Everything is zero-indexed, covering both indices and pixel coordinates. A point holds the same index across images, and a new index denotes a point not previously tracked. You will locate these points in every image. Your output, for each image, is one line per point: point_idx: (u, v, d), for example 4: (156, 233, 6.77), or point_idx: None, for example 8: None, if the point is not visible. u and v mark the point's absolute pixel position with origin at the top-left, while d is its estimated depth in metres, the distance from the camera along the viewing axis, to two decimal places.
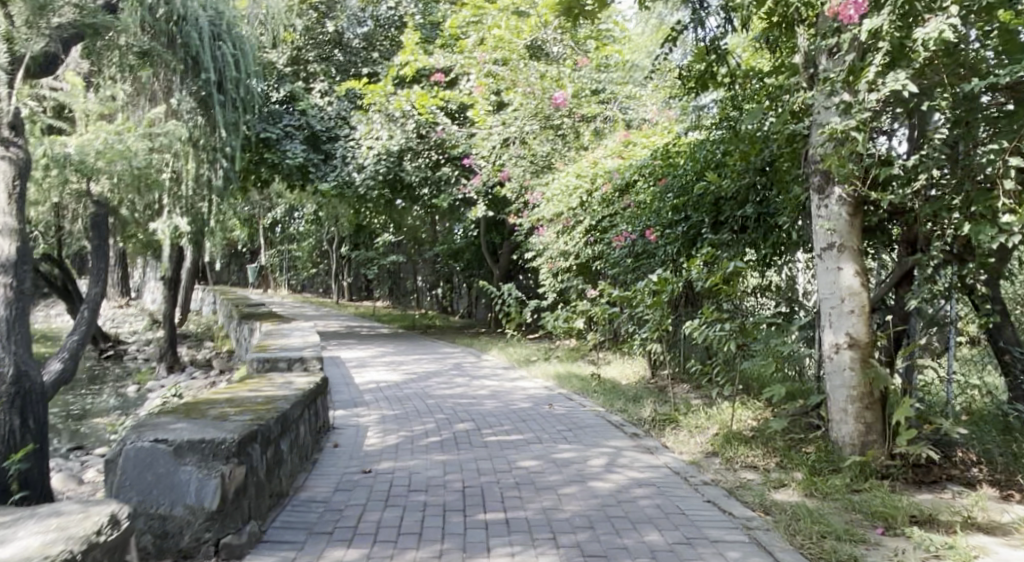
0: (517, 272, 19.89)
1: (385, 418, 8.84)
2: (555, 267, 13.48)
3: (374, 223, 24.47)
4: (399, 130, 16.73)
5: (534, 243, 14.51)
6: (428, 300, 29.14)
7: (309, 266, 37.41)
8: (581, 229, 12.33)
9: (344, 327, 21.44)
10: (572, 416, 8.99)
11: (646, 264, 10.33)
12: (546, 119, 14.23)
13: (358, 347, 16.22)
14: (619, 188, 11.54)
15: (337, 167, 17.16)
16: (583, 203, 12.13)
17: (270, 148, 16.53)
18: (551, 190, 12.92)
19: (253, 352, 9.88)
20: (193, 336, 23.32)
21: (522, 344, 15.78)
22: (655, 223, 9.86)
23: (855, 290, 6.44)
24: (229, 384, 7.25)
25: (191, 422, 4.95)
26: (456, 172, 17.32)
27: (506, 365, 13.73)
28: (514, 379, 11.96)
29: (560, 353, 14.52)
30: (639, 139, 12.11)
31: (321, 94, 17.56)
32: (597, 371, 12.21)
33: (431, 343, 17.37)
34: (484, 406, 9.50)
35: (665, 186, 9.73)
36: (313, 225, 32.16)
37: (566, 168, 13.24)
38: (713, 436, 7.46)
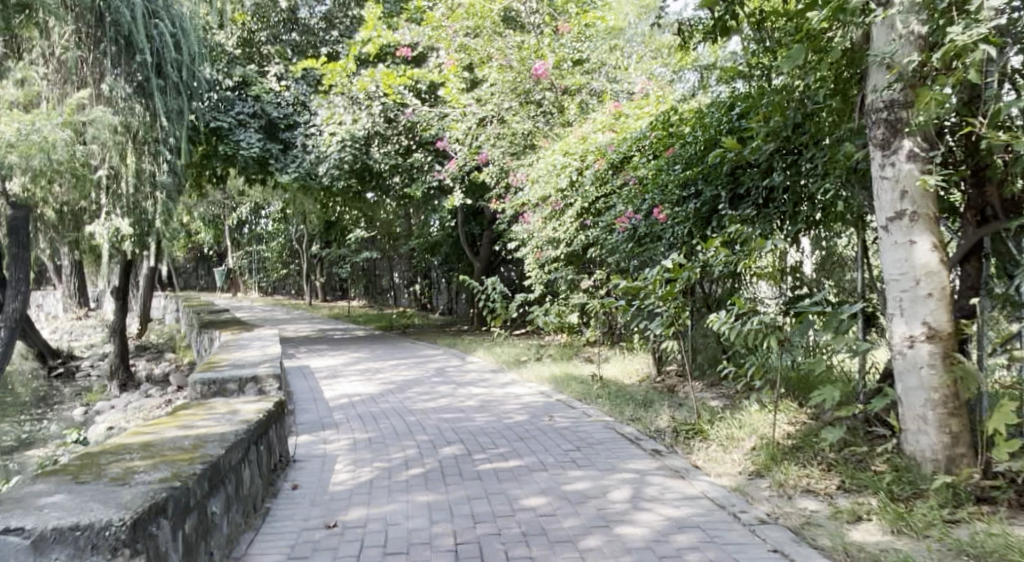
0: (499, 264, 18.58)
1: (357, 443, 7.48)
2: (542, 256, 12.47)
3: (344, 218, 22.97)
4: (365, 114, 15.26)
5: (517, 231, 13.38)
6: (406, 297, 27.75)
7: (279, 267, 35.79)
8: (572, 213, 11.11)
9: (315, 332, 20.00)
10: (577, 430, 7.68)
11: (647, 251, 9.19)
12: (525, 96, 13.05)
13: (328, 354, 14.82)
14: (613, 167, 10.30)
15: (299, 157, 15.94)
16: (573, 182, 10.94)
17: (224, 139, 15.29)
18: (536, 172, 11.55)
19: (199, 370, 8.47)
20: (153, 348, 21.80)
21: (509, 343, 14.45)
22: (659, 198, 8.53)
23: (933, 269, 5.12)
24: (152, 420, 5.85)
25: (71, 493, 3.58)
26: (429, 159, 16.06)
27: (493, 367, 12.38)
28: (503, 385, 10.61)
29: (552, 351, 13.22)
30: (632, 111, 10.71)
31: (276, 78, 16.26)
32: (596, 371, 10.92)
33: (409, 345, 15.98)
34: (473, 423, 8.11)
35: (673, 155, 8.34)
36: (281, 224, 30.58)
37: (551, 145, 11.83)
38: (754, 452, 6.15)
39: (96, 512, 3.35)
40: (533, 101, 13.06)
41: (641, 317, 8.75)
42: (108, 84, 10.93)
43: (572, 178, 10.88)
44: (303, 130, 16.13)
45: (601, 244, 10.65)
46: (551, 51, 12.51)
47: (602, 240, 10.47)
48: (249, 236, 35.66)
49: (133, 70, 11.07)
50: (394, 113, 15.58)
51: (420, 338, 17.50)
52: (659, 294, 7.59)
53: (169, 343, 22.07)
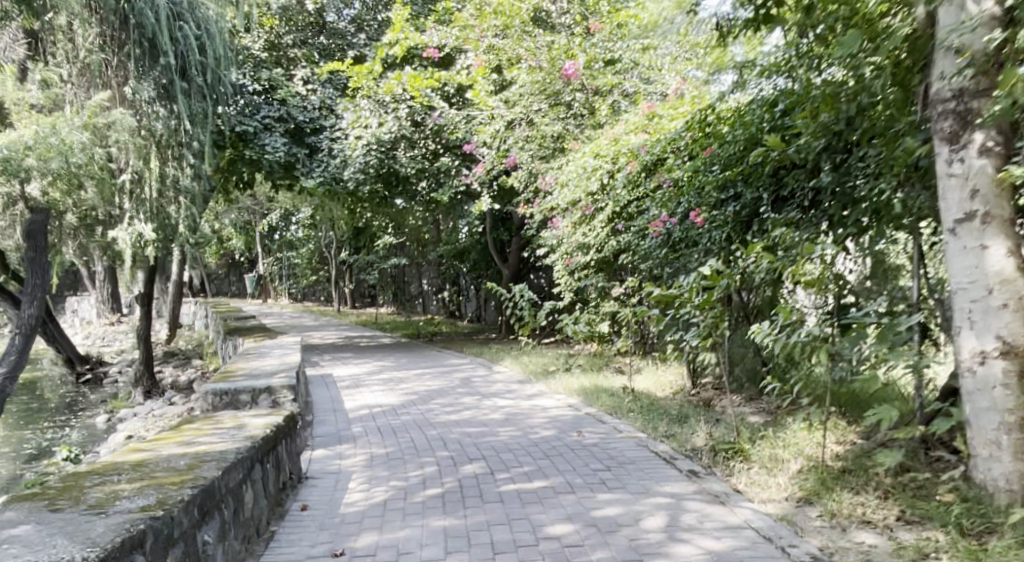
0: (528, 271, 18.16)
1: (374, 459, 7.09)
2: (572, 263, 12.06)
3: (372, 223, 22.67)
4: (391, 117, 15.03)
5: (546, 236, 12.97)
6: (434, 304, 27.41)
7: (308, 273, 35.62)
8: (603, 217, 10.66)
9: (342, 339, 19.71)
10: (607, 446, 7.24)
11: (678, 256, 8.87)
12: (555, 97, 12.63)
13: (352, 362, 14.49)
14: (647, 168, 9.83)
15: (324, 160, 15.62)
16: (604, 186, 10.50)
17: (249, 144, 15.04)
18: (566, 174, 11.18)
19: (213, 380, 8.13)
20: (180, 355, 21.64)
21: (538, 353, 14.01)
22: (694, 200, 8.12)
23: (1008, 277, 4.61)
24: (154, 435, 5.51)
25: (38, 525, 3.24)
26: (456, 162, 15.76)
27: (521, 378, 11.94)
28: (530, 397, 10.18)
29: (582, 361, 12.76)
30: (666, 112, 10.22)
31: (303, 82, 16.00)
32: (628, 383, 10.44)
33: (435, 354, 15.60)
34: (496, 438, 7.68)
35: (711, 155, 7.82)
36: (310, 230, 30.40)
37: (581, 148, 11.36)
38: (800, 475, 5.66)
39: (56, 549, 3.00)
40: (562, 101, 12.67)
41: (676, 327, 8.28)
42: (131, 87, 10.53)
43: (603, 180, 10.46)
44: (329, 134, 15.81)
45: (634, 250, 10.18)
46: (582, 50, 12.00)
47: (634, 246, 10.00)
48: (279, 241, 35.54)
49: (156, 73, 10.70)
50: (422, 117, 15.30)
51: (447, 346, 17.12)
52: (696, 303, 7.11)
53: (196, 349, 21.89)
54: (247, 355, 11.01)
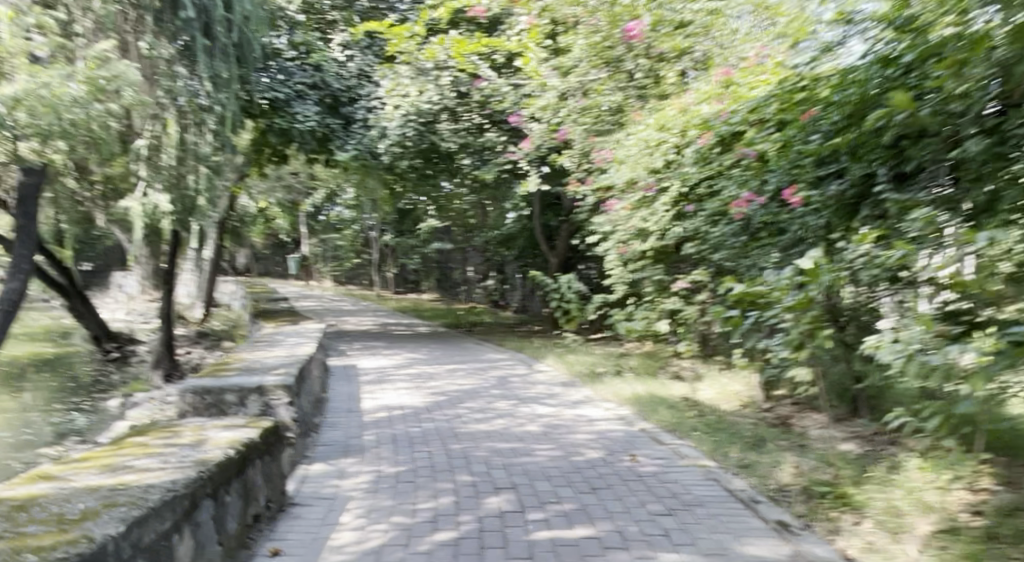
0: (578, 260, 16.79)
1: (380, 481, 5.80)
2: (627, 252, 10.74)
3: (415, 204, 21.35)
4: (432, 85, 13.77)
5: (599, 221, 11.64)
6: (478, 292, 26.11)
7: (351, 256, 34.52)
8: (667, 199, 9.22)
9: (378, 326, 18.52)
10: (668, 478, 5.85)
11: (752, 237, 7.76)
12: (615, 61, 11.21)
13: (381, 353, 13.26)
14: (723, 140, 8.38)
15: (359, 133, 14.50)
16: (670, 162, 9.15)
17: (279, 112, 13.93)
18: (624, 149, 9.79)
19: (201, 372, 6.90)
20: (211, 335, 20.73)
21: (585, 351, 12.60)
22: (789, 173, 6.72)
23: None
24: (87, 452, 4.27)
25: None
26: (502, 139, 14.22)
27: (565, 380, 10.56)
28: (575, 405, 8.77)
29: (633, 363, 11.37)
30: (746, 79, 8.76)
31: (340, 47, 15.02)
32: (689, 393, 9.01)
33: (474, 346, 14.30)
34: (532, 459, 6.31)
35: (812, 117, 6.43)
36: (354, 211, 29.24)
37: (644, 118, 9.93)
38: (934, 545, 4.25)
39: None
40: (624, 70, 11.17)
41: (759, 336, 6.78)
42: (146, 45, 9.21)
43: (669, 157, 9.15)
44: (365, 104, 14.72)
45: (701, 237, 8.75)
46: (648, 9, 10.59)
47: (701, 235, 8.70)
48: (324, 223, 34.44)
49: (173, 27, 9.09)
50: (467, 87, 13.96)
51: (486, 338, 15.80)
52: (788, 305, 5.64)
53: (228, 330, 20.85)
54: (257, 342, 9.77)
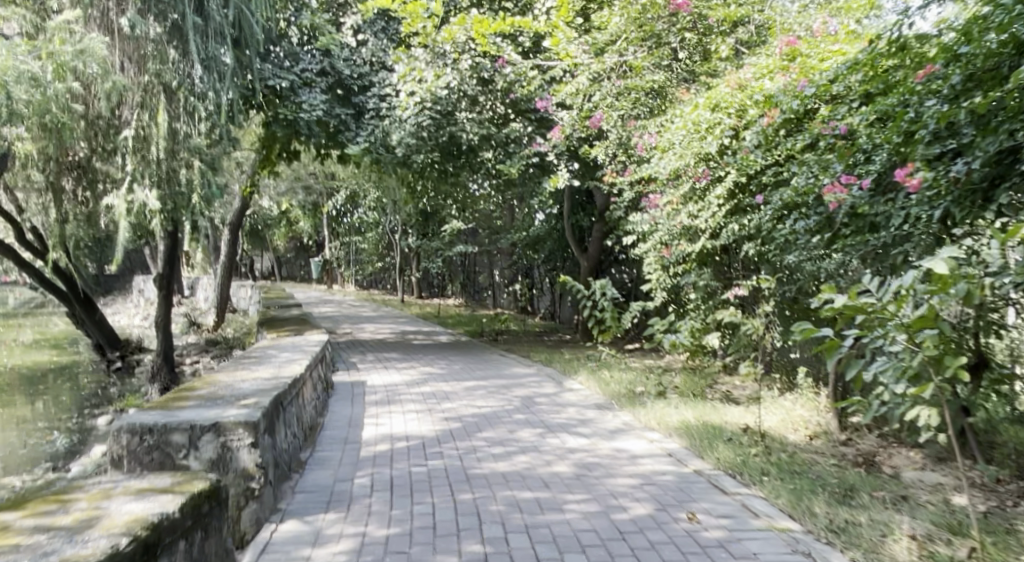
0: (611, 265, 15.44)
1: (364, 551, 4.46)
2: (671, 254, 9.36)
3: (438, 203, 20.12)
4: (450, 69, 12.41)
5: (636, 220, 10.30)
6: (505, 297, 24.83)
7: (373, 260, 33.35)
8: (721, 191, 7.79)
9: (395, 334, 17.25)
10: (744, 550, 4.46)
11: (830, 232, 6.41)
12: (654, 39, 9.83)
13: (393, 366, 11.96)
14: (795, 118, 6.94)
15: (371, 124, 13.53)
16: (728, 149, 7.79)
17: (284, 101, 12.98)
18: (670, 134, 8.34)
19: (151, 403, 5.54)
20: (221, 342, 19.58)
21: (622, 366, 11.19)
22: (896, 152, 5.37)
23: None
24: None
25: None
26: (528, 129, 13.10)
27: (600, 401, 9.20)
28: (614, 436, 7.38)
29: (677, 380, 9.99)
30: (815, 50, 7.37)
31: (352, 31, 13.96)
32: (748, 421, 7.62)
33: (498, 359, 12.96)
34: (562, 518, 4.94)
35: (929, 77, 5.15)
36: (376, 213, 28.02)
37: (692, 98, 8.49)
38: None
39: None
40: (665, 45, 9.83)
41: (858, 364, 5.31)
42: None
43: (726, 142, 7.77)
44: (377, 91, 13.66)
45: (766, 236, 7.32)
46: None
47: (763, 234, 7.37)
48: (346, 225, 33.21)
49: None
50: (489, 72, 12.65)
51: (511, 349, 14.43)
52: (905, 323, 4.21)
53: (240, 337, 19.67)
54: (246, 356, 8.49)
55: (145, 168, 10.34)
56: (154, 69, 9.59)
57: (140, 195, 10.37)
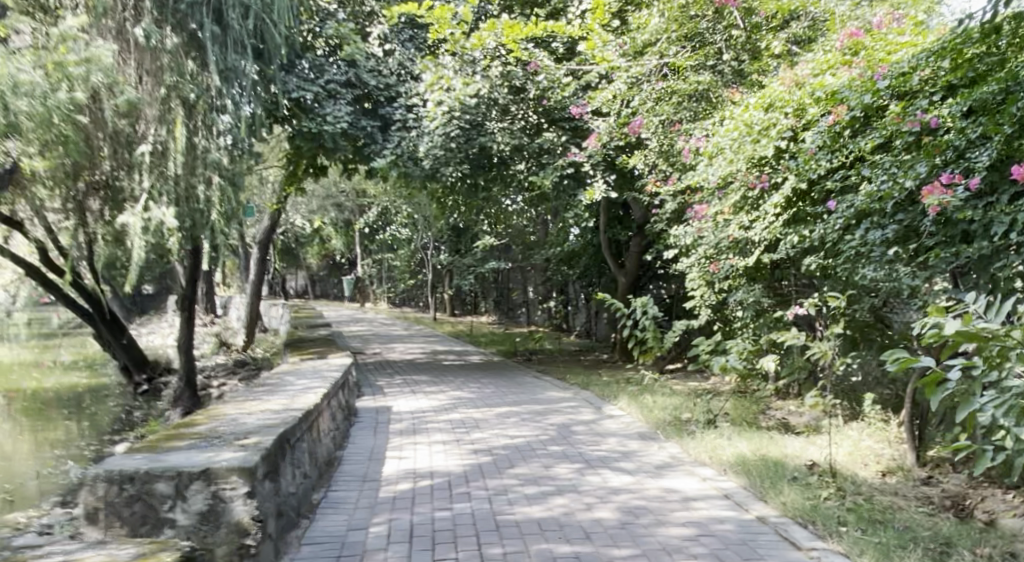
0: (650, 280, 14.70)
1: None
2: (721, 270, 8.57)
3: (469, 218, 19.54)
4: (480, 76, 11.84)
5: (677, 232, 9.61)
6: (539, 314, 24.12)
7: (405, 277, 32.84)
8: (779, 199, 7.00)
9: (426, 355, 16.61)
10: None
11: (906, 242, 5.74)
12: (698, 38, 9.23)
13: (421, 390, 11.30)
14: (863, 114, 6.25)
15: (397, 136, 12.91)
16: (787, 152, 7.06)
17: (308, 113, 12.36)
18: (718, 137, 7.59)
19: (136, 447, 4.91)
20: (248, 363, 19.08)
21: (665, 390, 10.41)
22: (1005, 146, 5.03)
23: None
24: None
25: None
26: (563, 138, 12.35)
27: (645, 429, 8.45)
28: (661, 473, 6.63)
29: (726, 406, 9.21)
30: (881, 42, 6.67)
31: (378, 41, 13.39)
32: (811, 455, 6.83)
33: (533, 381, 12.25)
34: None
35: None
36: (408, 230, 27.50)
37: (743, 99, 7.78)
38: None
39: None
40: (710, 45, 9.19)
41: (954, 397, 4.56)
42: None
43: (784, 143, 7.02)
44: (403, 101, 13.08)
45: (829, 245, 6.63)
46: None
47: (830, 246, 6.61)
48: (378, 242, 32.73)
49: None
50: (522, 80, 12.01)
51: (546, 370, 13.69)
52: None
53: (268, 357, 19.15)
54: (261, 383, 7.88)
55: (164, 184, 8.61)
56: (171, 81, 8.38)
57: (157, 213, 8.53)
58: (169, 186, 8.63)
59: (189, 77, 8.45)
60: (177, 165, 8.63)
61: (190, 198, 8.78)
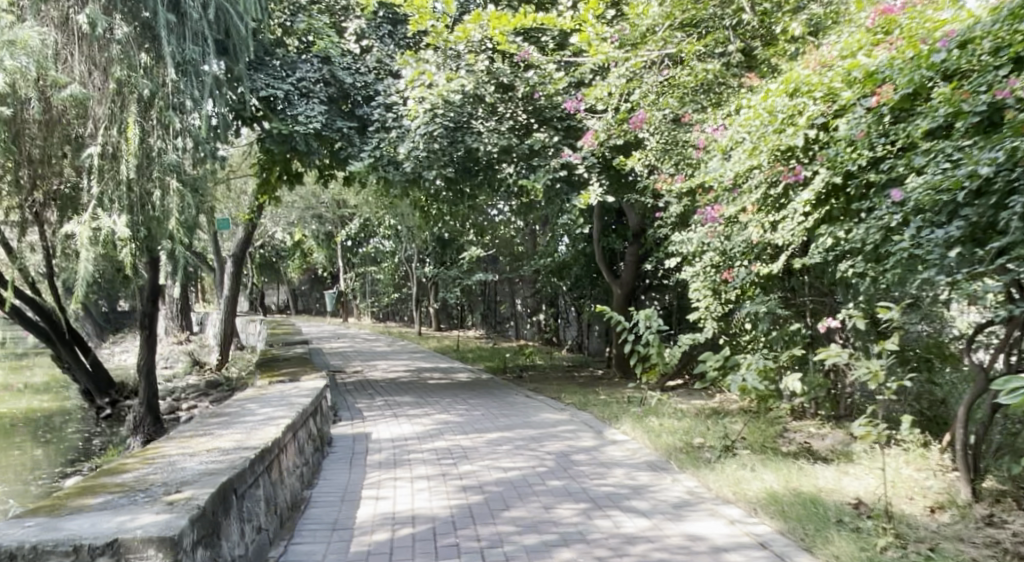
0: (647, 291, 13.80)
1: None
2: (736, 279, 7.68)
3: (455, 228, 18.62)
4: (464, 72, 10.92)
5: (682, 236, 8.71)
6: (528, 327, 23.16)
7: (389, 291, 31.82)
8: (809, 194, 6.15)
9: (410, 373, 15.62)
10: None
11: (971, 243, 4.87)
12: (705, 24, 8.39)
13: (403, 414, 10.34)
14: (911, 94, 5.42)
15: (376, 138, 12.00)
16: (815, 141, 6.22)
17: (280, 114, 11.49)
18: (735, 128, 6.72)
19: (40, 506, 3.96)
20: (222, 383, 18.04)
21: (671, 411, 9.49)
22: None
23: None
24: None
25: None
26: (555, 139, 11.39)
27: (654, 458, 7.52)
28: (681, 514, 5.69)
29: (741, 428, 8.30)
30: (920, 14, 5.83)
31: (355, 37, 12.53)
32: (854, 491, 5.91)
33: (526, 402, 11.30)
34: None
35: None
36: (392, 241, 26.53)
37: (762, 85, 6.90)
38: None
39: None
40: (718, 30, 8.36)
41: None
42: None
43: (815, 132, 6.12)
44: (382, 101, 12.16)
45: (871, 248, 5.75)
46: None
47: (872, 249, 5.73)
48: (361, 254, 31.65)
49: None
50: (509, 77, 11.19)
51: (538, 388, 12.76)
52: None
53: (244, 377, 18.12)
54: (219, 413, 6.91)
55: (115, 190, 7.38)
56: (122, 77, 7.14)
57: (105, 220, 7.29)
58: (120, 192, 7.38)
59: (142, 71, 7.22)
60: (129, 169, 7.30)
61: (144, 204, 7.45)
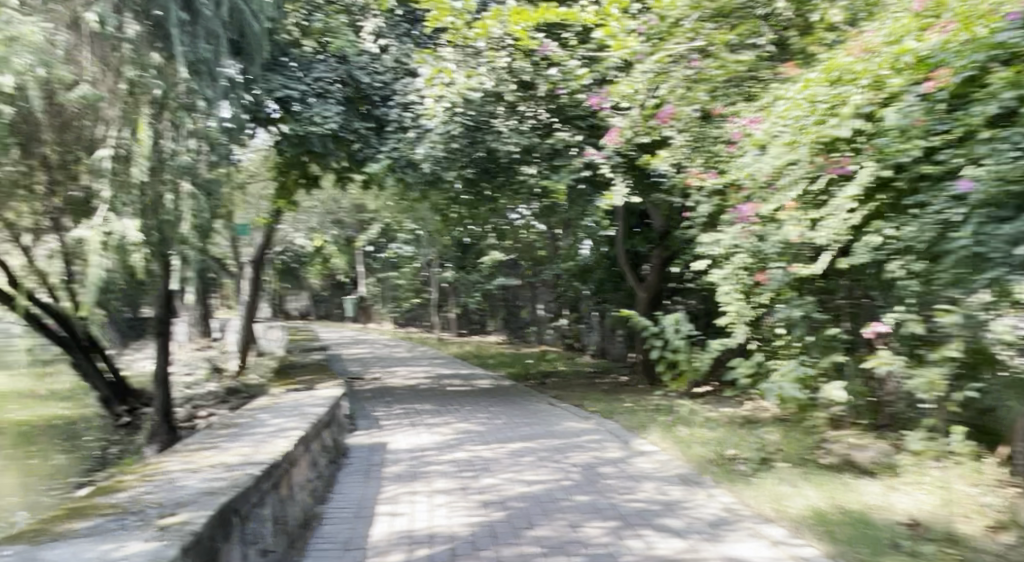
0: (673, 295, 13.38)
1: None
2: (772, 282, 7.24)
3: (475, 232, 18.27)
4: (485, 68, 10.74)
5: (710, 238, 8.28)
6: (550, 333, 22.75)
7: (410, 297, 31.52)
8: (856, 186, 5.77)
9: (429, 380, 15.28)
10: None
11: None
12: (736, 15, 8.03)
13: (421, 424, 9.99)
14: (972, 77, 5.09)
15: (393, 138, 11.68)
16: (861, 131, 5.86)
17: (296, 115, 11.16)
18: (775, 121, 6.38)
19: (27, 529, 3.66)
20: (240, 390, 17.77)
21: (701, 420, 9.06)
22: None
23: None
24: None
25: None
26: (578, 138, 11.04)
27: (686, 471, 7.09)
28: (719, 534, 5.28)
29: (776, 439, 7.86)
30: None
31: (372, 37, 12.20)
32: (908, 509, 5.46)
33: (549, 410, 10.90)
34: None
35: None
36: (411, 246, 26.24)
37: (800, 74, 6.57)
38: None
39: None
40: (751, 21, 8.03)
41: None
42: None
43: (861, 123, 5.73)
44: (399, 100, 11.85)
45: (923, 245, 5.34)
46: None
47: (926, 247, 5.37)
48: (381, 260, 31.39)
49: None
50: (530, 75, 10.86)
51: (561, 396, 12.36)
52: None
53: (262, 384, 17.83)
54: (227, 424, 6.58)
55: (126, 193, 6.52)
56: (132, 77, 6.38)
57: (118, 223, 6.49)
58: (133, 195, 6.53)
59: (154, 72, 6.42)
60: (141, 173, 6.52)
61: (156, 207, 6.61)
